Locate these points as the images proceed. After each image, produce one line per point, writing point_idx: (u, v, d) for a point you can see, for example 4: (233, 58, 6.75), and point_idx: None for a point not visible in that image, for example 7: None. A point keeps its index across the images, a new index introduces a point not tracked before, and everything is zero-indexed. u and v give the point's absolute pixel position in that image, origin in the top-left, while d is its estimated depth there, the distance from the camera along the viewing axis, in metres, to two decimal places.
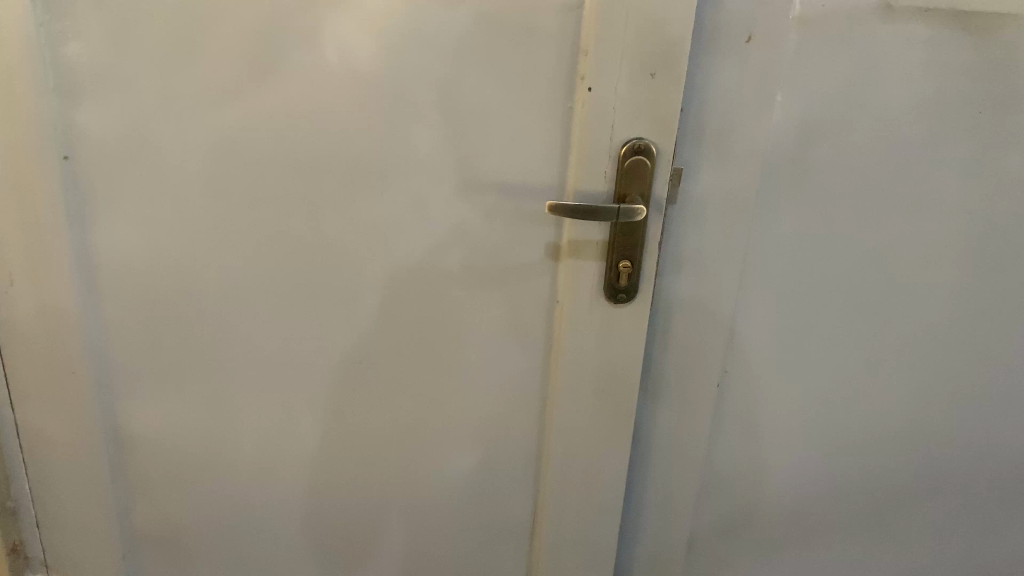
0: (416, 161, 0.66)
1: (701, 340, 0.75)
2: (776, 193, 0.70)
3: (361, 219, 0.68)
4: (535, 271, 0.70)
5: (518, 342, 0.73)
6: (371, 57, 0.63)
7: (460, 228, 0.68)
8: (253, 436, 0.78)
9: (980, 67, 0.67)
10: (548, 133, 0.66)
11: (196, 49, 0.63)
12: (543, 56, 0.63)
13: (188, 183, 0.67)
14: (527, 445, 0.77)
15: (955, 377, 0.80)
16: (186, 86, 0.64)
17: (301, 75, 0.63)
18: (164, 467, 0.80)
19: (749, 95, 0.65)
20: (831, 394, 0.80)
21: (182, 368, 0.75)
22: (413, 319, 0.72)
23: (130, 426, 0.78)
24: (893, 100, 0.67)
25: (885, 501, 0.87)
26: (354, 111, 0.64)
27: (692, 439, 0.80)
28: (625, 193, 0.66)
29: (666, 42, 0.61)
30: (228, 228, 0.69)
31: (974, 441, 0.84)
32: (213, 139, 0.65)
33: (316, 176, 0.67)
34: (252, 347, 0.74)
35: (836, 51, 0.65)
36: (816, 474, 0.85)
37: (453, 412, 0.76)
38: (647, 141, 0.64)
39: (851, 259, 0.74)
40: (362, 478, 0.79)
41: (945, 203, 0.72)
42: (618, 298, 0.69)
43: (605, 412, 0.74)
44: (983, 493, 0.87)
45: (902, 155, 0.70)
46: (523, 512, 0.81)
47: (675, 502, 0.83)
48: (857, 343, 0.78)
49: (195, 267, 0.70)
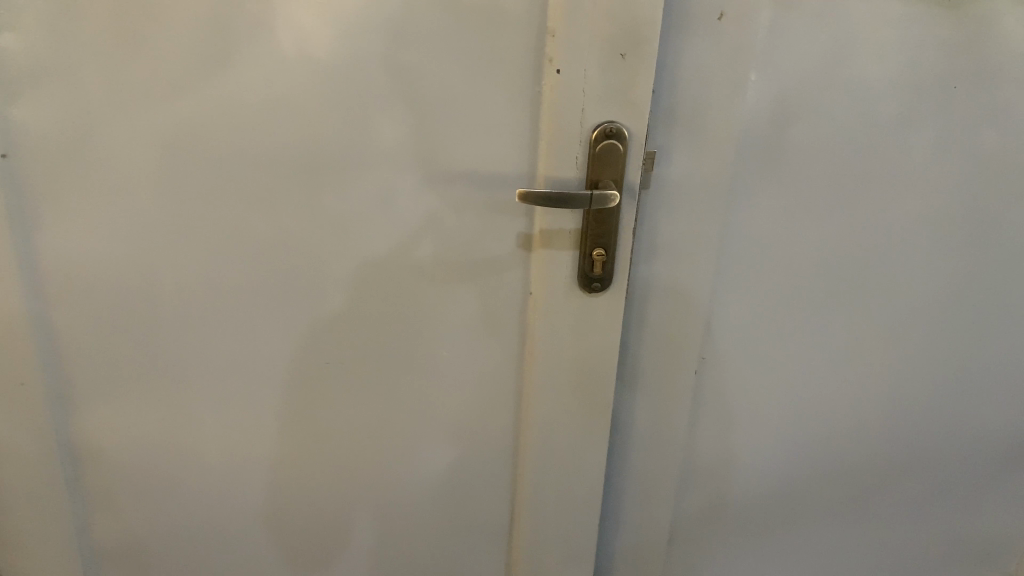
0: (382, 150, 0.66)
1: (675, 322, 0.76)
2: (756, 170, 0.71)
3: (327, 209, 0.68)
4: (509, 259, 0.71)
5: (493, 331, 0.74)
6: (330, 42, 0.62)
7: (431, 219, 0.69)
8: (221, 433, 0.77)
9: (952, 42, 0.68)
10: (516, 120, 0.65)
11: (147, 41, 0.61)
12: (507, 39, 0.62)
13: (141, 179, 0.65)
14: (508, 428, 0.79)
15: (933, 346, 0.83)
16: (136, 78, 0.62)
17: (261, 62, 0.62)
18: (130, 469, 0.78)
19: (722, 75, 0.66)
20: (814, 367, 0.82)
21: (142, 371, 0.73)
22: (387, 310, 0.72)
23: (90, 431, 0.76)
24: (868, 77, 0.68)
25: (860, 473, 0.89)
26: (316, 100, 0.64)
27: (668, 418, 0.82)
28: (597, 179, 0.65)
29: (635, 23, 0.60)
30: (186, 224, 0.67)
31: (949, 410, 0.87)
32: (166, 132, 0.64)
33: (279, 169, 0.66)
34: (219, 344, 0.73)
35: (812, 28, 0.66)
36: (794, 449, 0.87)
37: (434, 399, 0.77)
38: (618, 125, 0.63)
39: (832, 234, 0.75)
40: (344, 469, 0.80)
41: (922, 176, 0.73)
42: (593, 287, 0.69)
43: (581, 397, 0.75)
44: (952, 464, 0.91)
45: (876, 132, 0.71)
46: (504, 494, 0.83)
47: (652, 480, 0.86)
48: (839, 315, 0.79)
49: (154, 264, 0.69)
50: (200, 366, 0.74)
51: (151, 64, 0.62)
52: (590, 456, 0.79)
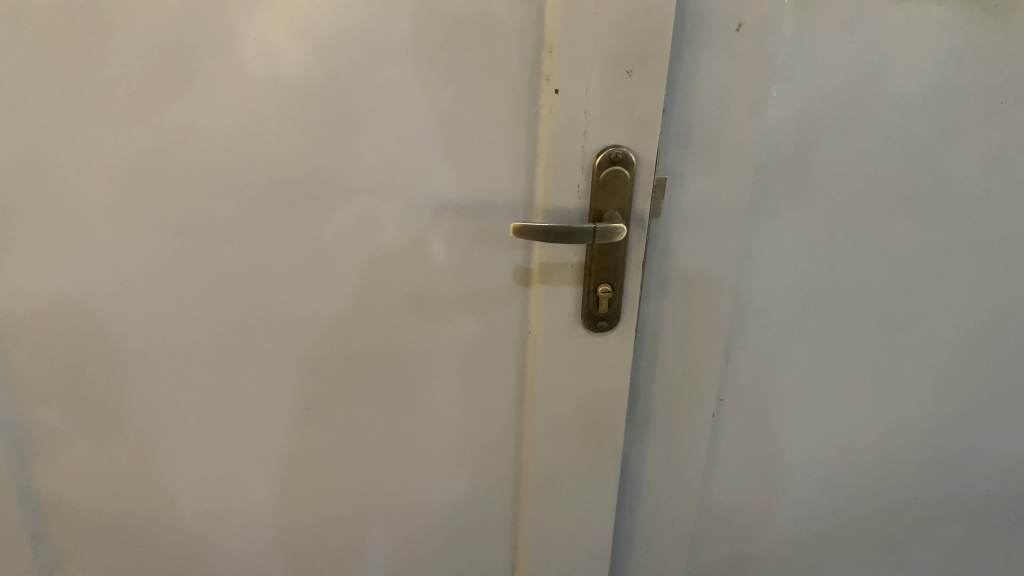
0: (363, 179, 0.59)
1: (689, 359, 0.70)
2: (779, 195, 0.64)
3: (304, 243, 0.61)
4: (506, 295, 0.64)
5: (489, 372, 0.67)
6: (300, 60, 0.55)
7: (419, 252, 0.62)
8: (196, 481, 0.71)
9: (1000, 51, 0.61)
10: (511, 145, 0.59)
11: (99, 59, 0.54)
12: (500, 56, 0.56)
13: (96, 212, 0.59)
14: (508, 473, 0.73)
15: (972, 379, 0.76)
16: (87, 102, 0.56)
17: (225, 84, 0.56)
18: (98, 518, 0.72)
19: (740, 92, 0.59)
20: (842, 405, 0.75)
21: (107, 416, 0.67)
22: (373, 351, 0.66)
23: (53, 480, 0.70)
24: (904, 91, 0.61)
25: (893, 515, 0.83)
26: (287, 125, 0.57)
27: (682, 460, 0.75)
28: (602, 209, 0.58)
29: (643, 34, 0.53)
30: (149, 261, 0.61)
31: (989, 446, 0.80)
32: (122, 162, 0.58)
33: (251, 199, 0.59)
34: (189, 388, 0.67)
35: (841, 37, 0.59)
36: (820, 491, 0.80)
37: (427, 444, 0.71)
38: (624, 150, 0.57)
39: (864, 264, 0.68)
40: (331, 516, 0.74)
41: (963, 201, 0.66)
42: (598, 326, 0.63)
43: (586, 443, 0.69)
44: (990, 503, 0.83)
45: (913, 151, 0.64)
46: (504, 541, 0.77)
47: (664, 524, 0.79)
48: (869, 350, 0.72)
49: (117, 302, 0.63)
50: (172, 409, 0.68)
51: (104, 85, 0.55)
52: (597, 504, 0.72)
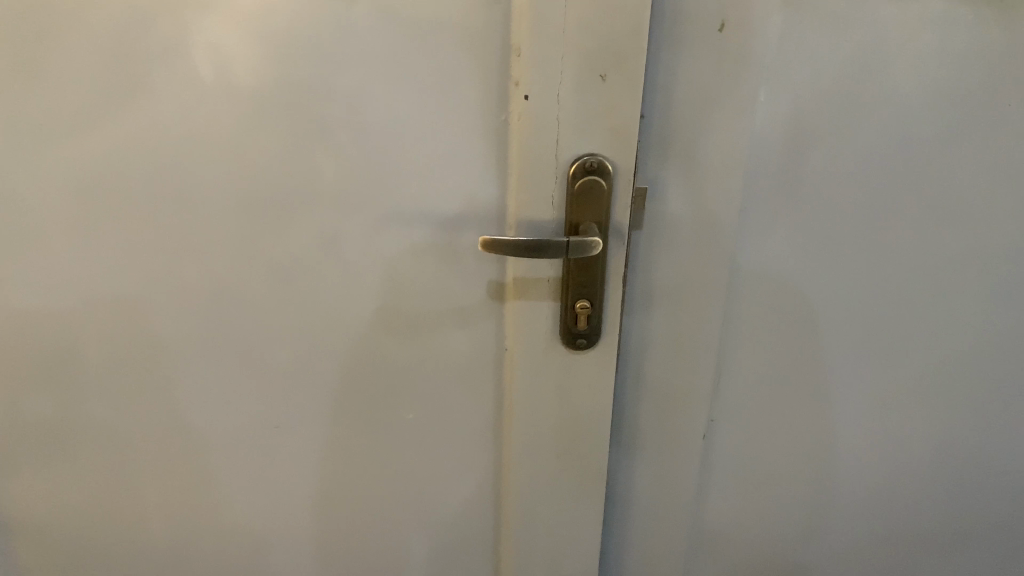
0: (326, 191, 0.56)
1: (676, 375, 0.66)
2: (769, 203, 0.60)
3: (267, 258, 0.58)
4: (481, 311, 0.61)
5: (466, 391, 0.64)
6: (254, 68, 0.52)
7: (387, 267, 0.59)
8: (164, 502, 0.69)
9: (1004, 48, 0.57)
10: (481, 155, 0.56)
11: (42, 70, 0.52)
12: (466, 60, 0.53)
13: (48, 228, 0.57)
14: (489, 493, 0.70)
15: (978, 391, 0.72)
16: (33, 114, 0.53)
17: (175, 93, 0.53)
18: (65, 540, 0.70)
19: (725, 95, 0.56)
20: (840, 421, 0.72)
21: (69, 438, 0.65)
22: (343, 369, 0.63)
23: (18, 502, 0.68)
24: (902, 92, 0.57)
25: (897, 533, 0.79)
26: (243, 135, 0.54)
27: (672, 479, 0.72)
28: (577, 221, 0.55)
29: (616, 36, 0.50)
30: (105, 277, 0.59)
31: (995, 460, 0.76)
32: (72, 176, 0.55)
33: (209, 213, 0.57)
34: (153, 407, 0.64)
35: (832, 37, 0.55)
36: (819, 508, 0.77)
37: (403, 464, 0.68)
38: (599, 159, 0.53)
39: (862, 277, 0.64)
40: (306, 538, 0.71)
41: (967, 208, 0.63)
42: (577, 343, 0.60)
43: (569, 463, 0.66)
44: (998, 518, 0.80)
45: (912, 155, 0.60)
46: (487, 562, 0.74)
47: (656, 543, 0.76)
48: (868, 364, 0.69)
49: (74, 321, 0.60)
50: (137, 429, 0.65)
51: (49, 96, 0.53)
52: (582, 526, 0.69)
